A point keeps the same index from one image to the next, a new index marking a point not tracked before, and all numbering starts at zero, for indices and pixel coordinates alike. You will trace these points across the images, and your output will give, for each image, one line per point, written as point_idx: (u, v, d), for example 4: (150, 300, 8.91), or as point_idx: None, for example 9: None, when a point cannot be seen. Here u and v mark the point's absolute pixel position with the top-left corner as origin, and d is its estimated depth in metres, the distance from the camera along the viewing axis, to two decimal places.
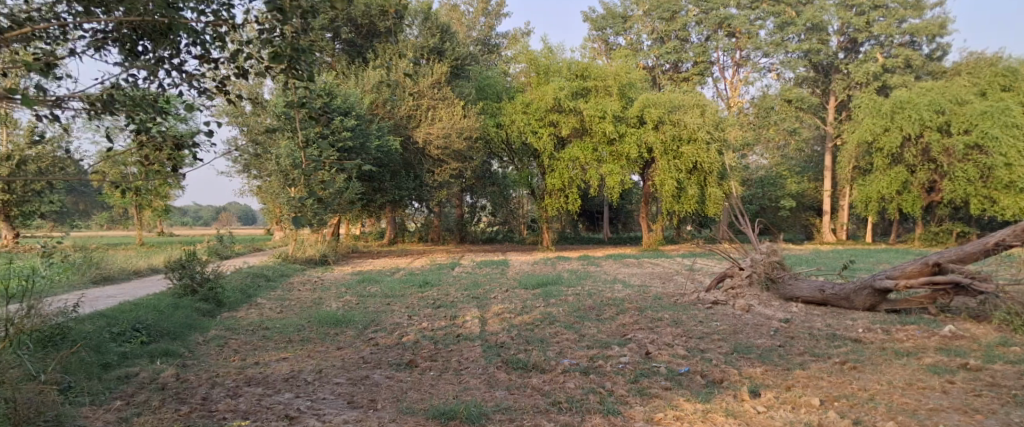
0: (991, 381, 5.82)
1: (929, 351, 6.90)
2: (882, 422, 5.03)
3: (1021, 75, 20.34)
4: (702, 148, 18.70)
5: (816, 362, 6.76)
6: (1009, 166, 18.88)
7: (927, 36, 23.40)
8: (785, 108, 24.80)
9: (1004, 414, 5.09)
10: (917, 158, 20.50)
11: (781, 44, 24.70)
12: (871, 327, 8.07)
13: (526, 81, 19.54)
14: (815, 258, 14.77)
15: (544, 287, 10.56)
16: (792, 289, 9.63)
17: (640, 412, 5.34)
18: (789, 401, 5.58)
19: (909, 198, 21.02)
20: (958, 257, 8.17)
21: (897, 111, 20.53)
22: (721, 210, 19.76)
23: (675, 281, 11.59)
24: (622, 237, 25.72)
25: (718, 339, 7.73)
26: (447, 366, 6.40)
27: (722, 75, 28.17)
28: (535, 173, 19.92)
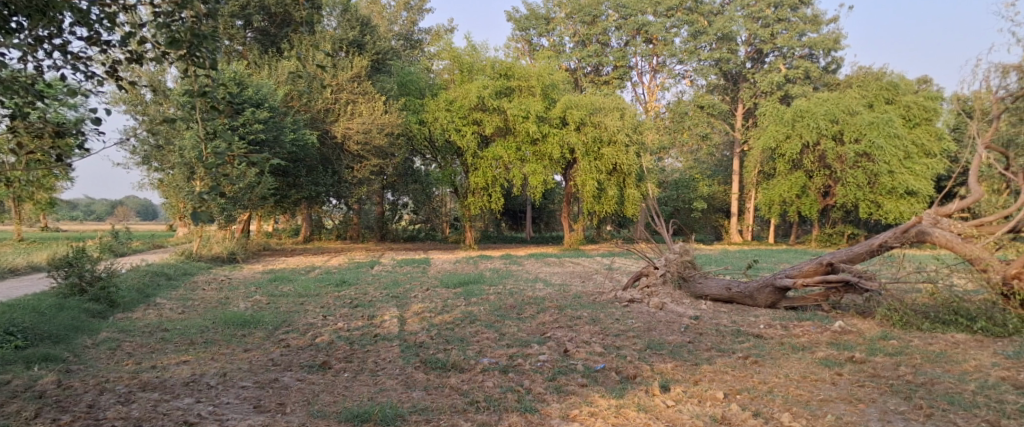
0: (873, 373, 6.29)
1: (822, 345, 7.39)
2: (779, 414, 5.32)
3: (901, 89, 22.23)
4: (621, 150, 19.27)
5: (722, 357, 7.10)
6: (892, 174, 20.50)
7: (824, 50, 25.03)
8: (698, 113, 25.87)
9: (884, 402, 5.51)
10: (815, 164, 21.93)
11: (694, 52, 25.72)
12: (772, 323, 8.56)
13: (450, 78, 19.44)
14: (723, 258, 15.49)
15: (465, 286, 10.54)
16: (701, 287, 10.05)
17: (556, 409, 5.42)
18: (696, 395, 5.83)
19: (807, 202, 22.45)
20: (849, 257, 8.81)
21: (797, 120, 21.82)
22: (638, 211, 20.38)
23: (594, 280, 11.85)
24: (544, 236, 26.06)
25: (633, 337, 7.97)
26: (362, 368, 6.26)
27: (640, 79, 29.03)
28: (458, 171, 19.83)
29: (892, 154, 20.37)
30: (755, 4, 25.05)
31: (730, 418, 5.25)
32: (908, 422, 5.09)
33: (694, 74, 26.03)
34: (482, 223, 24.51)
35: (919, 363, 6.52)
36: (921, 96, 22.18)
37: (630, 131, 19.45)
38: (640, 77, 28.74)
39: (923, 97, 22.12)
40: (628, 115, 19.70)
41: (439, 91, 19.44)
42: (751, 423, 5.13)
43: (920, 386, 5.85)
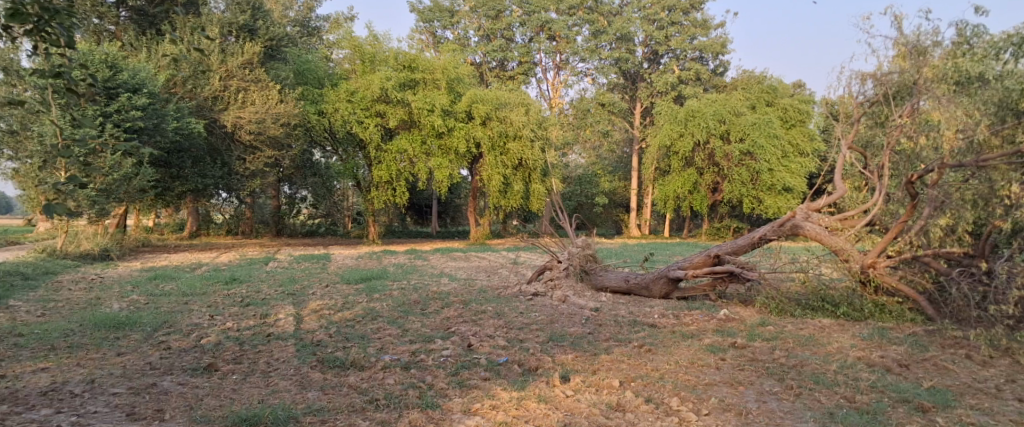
0: (752, 357, 6.73)
1: (708, 332, 7.83)
2: (668, 399, 5.57)
3: (779, 93, 23.97)
4: (526, 145, 19.58)
5: (619, 347, 7.36)
6: (772, 171, 22.03)
7: (712, 53, 26.48)
8: (599, 111, 26.71)
9: (760, 384, 5.91)
10: (705, 162, 23.23)
11: (595, 51, 26.41)
12: (665, 313, 8.98)
13: (351, 68, 18.89)
14: (622, 251, 16.07)
15: (367, 282, 10.31)
16: (602, 280, 10.45)
17: (457, 404, 5.40)
18: (594, 384, 6.00)
19: (699, 198, 23.72)
20: (732, 249, 9.43)
21: (689, 119, 22.95)
22: (543, 206, 20.77)
23: (499, 274, 11.94)
24: (451, 231, 26.04)
25: (536, 329, 8.10)
26: (252, 369, 5.96)
27: (544, 76, 29.48)
28: (361, 164, 19.36)
29: (772, 153, 21.88)
30: (651, 7, 26.10)
31: (625, 405, 5.44)
32: (781, 402, 5.48)
33: (595, 72, 26.75)
34: (387, 218, 24.14)
35: (792, 347, 7.05)
36: (796, 99, 23.99)
37: (535, 127, 19.87)
38: (544, 73, 29.18)
39: (798, 100, 23.92)
40: (533, 112, 20.20)
41: (339, 81, 18.84)
42: (643, 409, 5.34)
43: (792, 368, 6.32)
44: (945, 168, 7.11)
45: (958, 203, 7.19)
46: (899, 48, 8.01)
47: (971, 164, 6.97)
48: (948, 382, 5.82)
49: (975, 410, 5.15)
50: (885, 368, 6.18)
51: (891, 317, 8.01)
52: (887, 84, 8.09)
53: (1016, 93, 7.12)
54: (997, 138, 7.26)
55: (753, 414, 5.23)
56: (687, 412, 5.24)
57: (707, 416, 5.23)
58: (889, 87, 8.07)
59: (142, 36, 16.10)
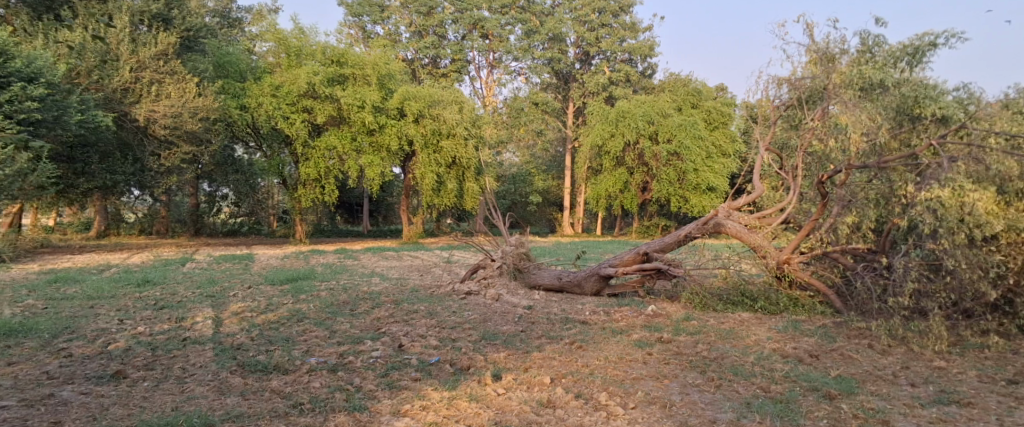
0: (678, 351, 6.93)
1: (637, 328, 8.01)
2: (598, 394, 5.66)
3: (704, 95, 24.84)
4: (460, 144, 19.50)
5: (551, 344, 7.42)
6: (697, 171, 22.82)
7: (641, 56, 27.14)
8: (533, 110, 26.88)
9: (684, 377, 6.09)
10: (635, 161, 23.79)
11: (528, 50, 26.63)
12: (596, 310, 9.13)
13: (276, 62, 18.26)
14: (555, 249, 16.25)
15: (293, 283, 9.98)
16: (535, 278, 10.54)
17: (386, 405, 5.30)
18: (525, 381, 6.02)
19: (629, 196, 24.26)
20: (660, 247, 9.69)
21: (620, 119, 23.41)
22: (477, 205, 20.76)
23: (432, 273, 11.80)
24: (383, 230, 25.63)
25: (468, 328, 8.05)
26: (166, 375, 5.64)
27: (478, 74, 29.40)
28: (287, 161, 18.79)
29: (697, 154, 22.67)
30: (582, 8, 26.52)
31: (555, 401, 5.48)
32: (703, 393, 5.66)
33: (528, 71, 26.95)
34: (315, 216, 23.50)
35: (714, 340, 7.31)
36: (719, 102, 24.91)
37: (468, 125, 19.82)
38: (477, 71, 29.10)
39: (721, 103, 24.85)
40: (466, 110, 20.16)
41: (263, 74, 18.15)
42: (573, 405, 5.40)
43: (713, 360, 6.55)
44: (851, 169, 7.55)
45: (862, 202, 7.57)
46: (811, 54, 8.61)
47: (874, 166, 7.47)
48: (853, 370, 6.17)
49: (875, 396, 5.48)
50: (798, 359, 6.49)
51: (804, 310, 8.46)
52: (801, 88, 8.64)
53: (911, 99, 7.84)
54: (895, 141, 7.87)
55: (677, 406, 5.38)
56: (615, 407, 5.33)
57: (634, 409, 5.33)
58: (803, 91, 8.63)
59: (34, 22, 14.93)
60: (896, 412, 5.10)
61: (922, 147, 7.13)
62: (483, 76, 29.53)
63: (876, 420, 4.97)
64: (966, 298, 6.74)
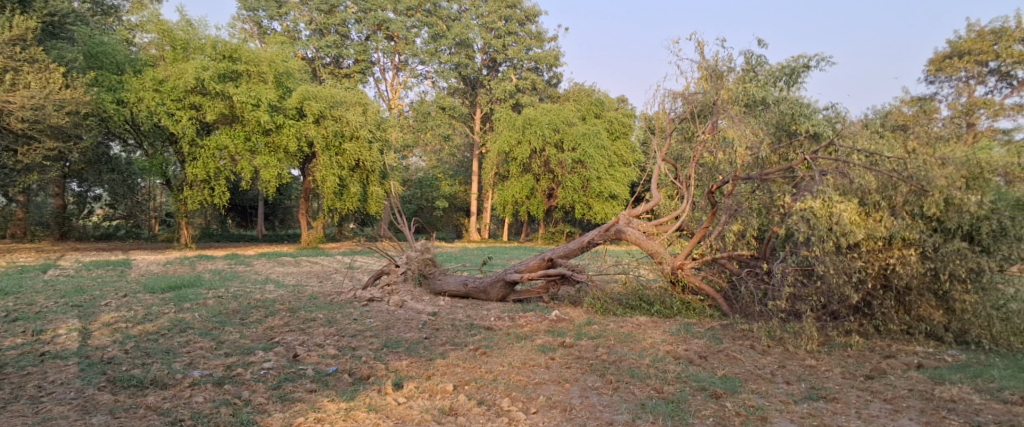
0: (578, 355, 7.07)
1: (540, 333, 8.11)
2: (500, 400, 5.65)
3: (606, 106, 25.66)
4: (363, 146, 19.09)
5: (455, 351, 7.35)
6: (600, 179, 23.54)
7: (547, 65, 27.73)
8: (440, 115, 26.56)
9: (584, 380, 6.21)
10: (541, 168, 24.19)
11: (435, 54, 26.45)
12: (501, 315, 9.16)
13: (160, 55, 17.37)
14: (461, 255, 16.20)
15: (176, 291, 9.33)
16: (440, 284, 10.41)
17: (277, 419, 5.04)
18: (427, 389, 5.92)
19: (535, 203, 24.61)
20: (565, 253, 9.92)
21: (526, 126, 23.64)
22: (381, 209, 20.37)
23: (333, 279, 11.40)
24: (279, 235, 24.58)
25: (370, 336, 7.83)
26: (17, 395, 5.10)
27: (383, 76, 28.84)
28: (171, 160, 17.73)
29: (600, 162, 23.38)
30: (488, 15, 26.71)
31: (458, 409, 5.43)
32: (601, 396, 5.80)
33: (435, 75, 26.78)
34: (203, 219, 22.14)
35: (613, 344, 7.52)
36: (620, 113, 25.90)
37: (372, 128, 19.45)
38: (382, 73, 28.54)
39: (622, 114, 25.85)
40: (370, 113, 19.77)
41: (145, 67, 17.27)
42: (475, 412, 5.36)
43: (612, 363, 6.73)
44: (738, 179, 8.03)
45: (747, 211, 8.15)
46: (702, 70, 9.10)
47: (758, 177, 7.93)
48: (737, 370, 6.53)
49: (755, 394, 5.82)
50: (688, 360, 6.80)
51: (695, 313, 8.93)
52: (693, 103, 9.17)
53: (788, 117, 8.51)
54: (775, 155, 8.47)
55: (577, 409, 5.47)
56: (517, 412, 5.35)
57: (535, 414, 5.38)
58: (695, 105, 9.15)
59: None
60: (773, 409, 5.44)
61: (798, 161, 7.70)
62: (388, 78, 29.02)
63: (756, 416, 5.27)
64: (834, 301, 7.33)
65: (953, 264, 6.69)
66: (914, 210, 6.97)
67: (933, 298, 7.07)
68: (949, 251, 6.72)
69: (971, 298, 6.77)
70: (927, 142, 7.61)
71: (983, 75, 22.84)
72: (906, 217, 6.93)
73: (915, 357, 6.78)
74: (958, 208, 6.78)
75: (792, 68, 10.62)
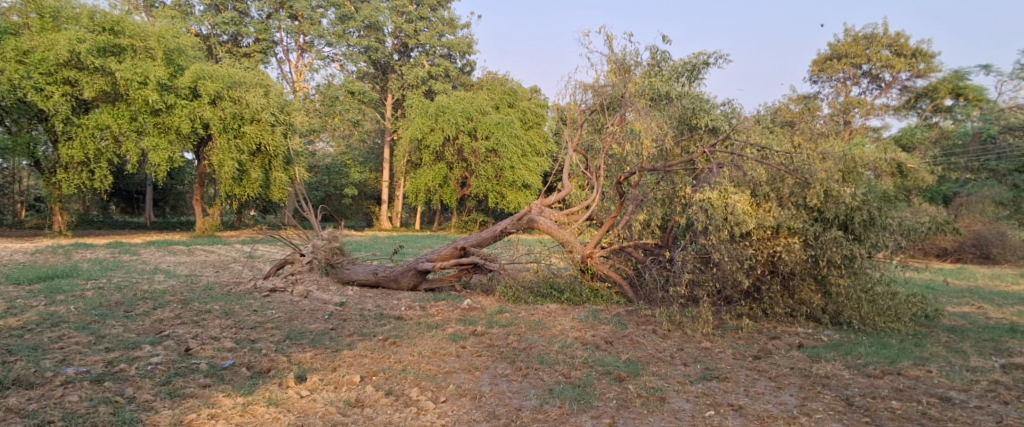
0: (489, 343, 7.09)
1: (451, 322, 8.07)
2: (408, 390, 5.57)
3: (519, 96, 25.81)
4: (265, 129, 18.22)
5: (363, 341, 7.17)
6: (513, 169, 23.78)
7: (460, 52, 27.53)
8: (348, 99, 25.47)
9: (494, 368, 6.23)
10: (454, 156, 24.03)
11: (342, 36, 25.36)
12: (411, 305, 9.04)
13: (22, 22, 15.29)
14: (370, 243, 15.86)
15: (46, 282, 8.54)
16: (349, 273, 10.20)
17: (165, 417, 4.73)
18: (332, 382, 5.73)
19: (448, 191, 24.44)
20: (477, 242, 9.99)
21: (439, 114, 23.27)
22: (284, 196, 19.59)
23: (231, 269, 10.85)
24: (170, 222, 23.12)
25: (271, 328, 7.50)
26: None
27: (287, 57, 27.50)
28: (41, 140, 16.21)
29: (513, 151, 23.59)
30: None
31: (364, 400, 5.30)
32: (511, 383, 5.84)
33: (342, 58, 25.90)
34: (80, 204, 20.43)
35: (523, 331, 7.60)
36: (533, 103, 26.21)
37: (276, 111, 18.58)
38: (285, 54, 27.22)
39: (535, 104, 26.18)
40: (273, 95, 18.85)
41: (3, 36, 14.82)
42: (382, 402, 5.26)
43: (522, 350, 6.80)
44: (644, 171, 8.32)
45: (652, 201, 8.45)
46: (611, 64, 9.29)
47: (662, 169, 8.28)
48: (640, 353, 6.77)
49: (655, 376, 6.06)
50: (595, 346, 6.98)
51: (603, 300, 9.19)
52: (603, 95, 9.39)
53: (689, 111, 8.97)
54: (678, 148, 8.88)
55: (486, 397, 5.48)
56: (426, 402, 5.28)
57: (444, 402, 5.34)
58: (604, 98, 9.35)
59: None
60: (671, 390, 5.67)
61: (697, 154, 8.11)
62: (293, 59, 27.76)
63: (656, 397, 5.48)
64: (728, 286, 7.76)
65: (831, 251, 7.21)
66: (799, 201, 7.45)
67: (813, 283, 7.61)
68: (828, 239, 7.22)
69: (845, 282, 7.34)
70: (810, 138, 8.25)
71: (858, 77, 24.97)
72: (791, 207, 7.41)
73: (796, 337, 7.30)
74: (836, 200, 7.31)
75: (692, 64, 11.24)
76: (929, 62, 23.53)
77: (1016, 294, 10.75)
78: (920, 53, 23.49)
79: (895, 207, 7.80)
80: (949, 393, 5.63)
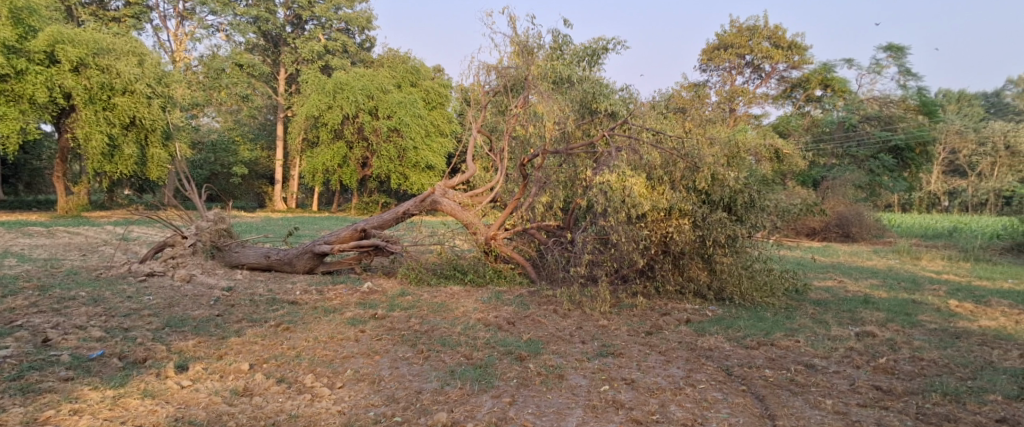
0: (389, 327, 6.94)
1: (350, 306, 7.83)
2: (301, 377, 5.35)
3: (422, 75, 25.43)
4: (139, 102, 16.84)
5: (252, 328, 6.81)
6: (416, 150, 23.47)
7: (358, 27, 26.63)
8: (236, 72, 24.02)
9: (394, 352, 6.11)
10: (354, 135, 23.29)
11: (228, 4, 23.82)
12: (307, 289, 8.69)
13: None
14: (262, 225, 15.07)
15: None
16: (237, 256, 9.64)
17: (17, 415, 4.26)
18: (217, 370, 5.40)
19: (348, 171, 23.72)
20: (379, 224, 9.75)
21: (337, 91, 22.46)
22: (164, 174, 18.23)
23: (100, 253, 9.95)
24: (27, 201, 20.87)
25: (148, 316, 6.96)
26: None
27: (164, 25, 25.47)
28: None
29: (416, 131, 23.26)
30: None
31: (253, 389, 5.03)
32: (411, 366, 5.74)
33: (229, 29, 24.35)
34: None
35: (425, 314, 7.50)
36: (436, 83, 25.91)
37: (152, 82, 17.25)
38: (162, 21, 25.19)
39: (438, 84, 25.89)
40: (148, 64, 17.55)
41: None
42: (273, 390, 5.01)
43: (423, 333, 6.71)
44: (546, 153, 8.39)
45: (554, 184, 8.53)
46: (515, 45, 9.27)
47: (564, 152, 8.40)
48: (541, 333, 6.87)
49: (555, 354, 6.17)
50: (497, 327, 7.00)
51: (506, 281, 9.26)
52: (506, 77, 9.36)
53: (590, 96, 9.19)
54: (579, 131, 9.10)
55: (385, 381, 5.36)
56: (320, 388, 5.09)
57: (341, 388, 5.17)
58: (508, 79, 9.39)
59: None
60: (569, 367, 5.79)
61: (598, 138, 8.30)
62: (171, 27, 25.75)
63: (555, 375, 5.57)
64: (624, 266, 8.03)
65: (716, 232, 7.62)
66: (689, 184, 7.78)
67: (701, 261, 8.02)
68: (714, 220, 7.62)
69: (728, 260, 7.78)
70: (699, 124, 8.69)
71: (742, 67, 26.53)
72: (682, 190, 7.74)
73: (684, 313, 7.67)
74: (722, 183, 7.69)
75: (593, 49, 11.51)
76: (802, 55, 25.40)
77: (870, 269, 11.91)
78: (796, 46, 25.28)
79: (772, 190, 8.36)
80: (814, 360, 6.12)
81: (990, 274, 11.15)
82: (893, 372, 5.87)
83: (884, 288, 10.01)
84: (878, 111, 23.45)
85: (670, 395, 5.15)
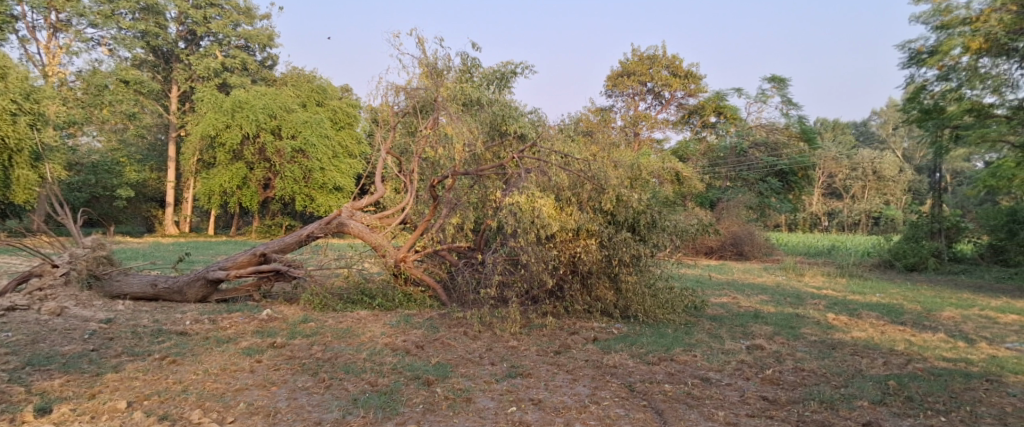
0: (289, 355, 6.64)
1: (246, 335, 7.44)
2: (188, 412, 5.00)
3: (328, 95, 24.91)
4: (2, 119, 15.44)
5: (133, 362, 6.31)
6: (323, 170, 22.84)
7: (259, 45, 25.74)
8: (121, 89, 22.47)
9: (293, 381, 5.84)
10: (255, 156, 22.42)
11: (110, 17, 22.22)
12: (199, 318, 8.19)
13: None
14: (149, 251, 14.07)
15: None
16: (119, 286, 8.95)
17: None
18: (89, 411, 4.96)
19: (248, 193, 22.75)
20: (280, 248, 9.37)
21: (236, 110, 21.57)
22: (31, 198, 16.98)
23: None
24: None
25: (6, 354, 6.30)
26: None
27: (33, 38, 23.48)
28: None
29: (323, 152, 22.67)
30: None
31: None
32: (311, 396, 5.51)
33: (112, 43, 22.87)
34: None
35: (329, 341, 7.24)
36: (344, 103, 25.40)
37: (18, 97, 15.84)
38: (32, 34, 23.26)
39: (346, 104, 25.39)
40: (13, 79, 15.98)
41: None
42: None
43: (326, 361, 6.47)
44: (456, 174, 8.39)
45: (465, 205, 8.52)
46: (422, 67, 9.29)
47: (474, 173, 8.42)
48: (449, 356, 6.79)
49: (462, 377, 6.10)
50: (405, 351, 6.85)
51: (416, 305, 9.10)
52: (416, 98, 9.32)
53: (499, 117, 9.26)
54: (489, 153, 9.17)
55: (281, 413, 5.10)
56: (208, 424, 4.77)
57: (232, 423, 4.87)
58: (417, 100, 9.36)
59: None
60: (477, 390, 5.75)
61: (507, 160, 8.40)
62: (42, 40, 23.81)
63: (462, 398, 5.51)
64: (534, 287, 8.10)
65: (622, 251, 7.84)
66: (595, 205, 7.98)
67: (607, 280, 8.22)
68: (619, 240, 7.85)
69: (633, 279, 8.03)
70: (604, 147, 9.00)
71: (644, 93, 27.75)
72: (590, 211, 7.92)
73: (592, 332, 7.82)
74: (626, 204, 7.96)
75: (502, 73, 11.68)
76: (698, 83, 26.91)
77: (760, 285, 12.64)
78: (692, 75, 26.77)
79: (673, 211, 8.75)
80: (709, 373, 6.39)
81: (861, 289, 12.13)
82: (778, 382, 6.22)
83: (772, 303, 10.64)
84: (765, 138, 25.18)
85: (575, 413, 5.21)
